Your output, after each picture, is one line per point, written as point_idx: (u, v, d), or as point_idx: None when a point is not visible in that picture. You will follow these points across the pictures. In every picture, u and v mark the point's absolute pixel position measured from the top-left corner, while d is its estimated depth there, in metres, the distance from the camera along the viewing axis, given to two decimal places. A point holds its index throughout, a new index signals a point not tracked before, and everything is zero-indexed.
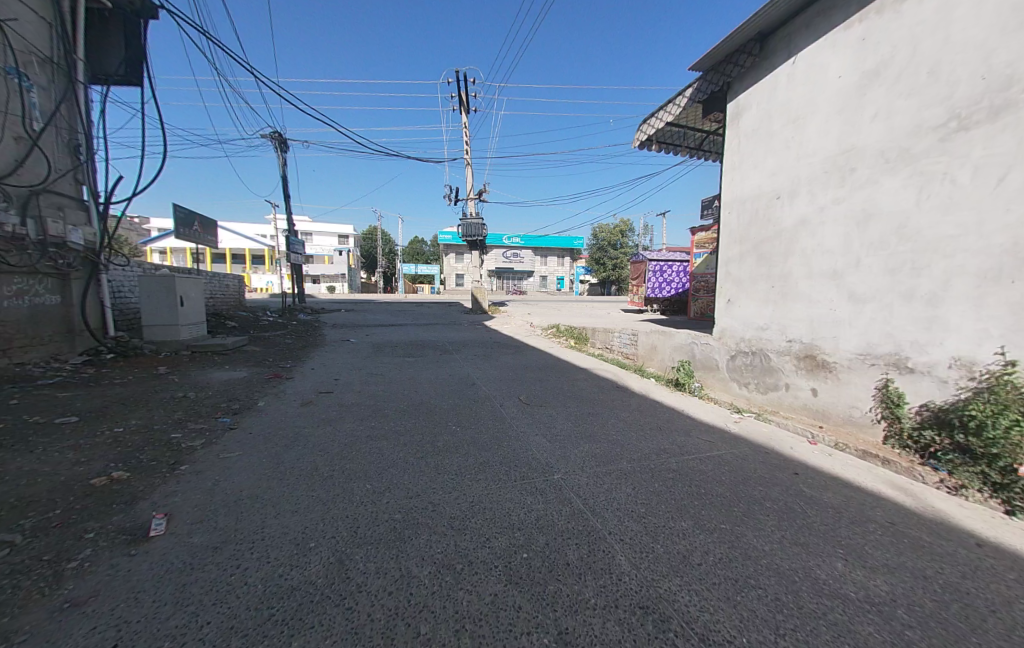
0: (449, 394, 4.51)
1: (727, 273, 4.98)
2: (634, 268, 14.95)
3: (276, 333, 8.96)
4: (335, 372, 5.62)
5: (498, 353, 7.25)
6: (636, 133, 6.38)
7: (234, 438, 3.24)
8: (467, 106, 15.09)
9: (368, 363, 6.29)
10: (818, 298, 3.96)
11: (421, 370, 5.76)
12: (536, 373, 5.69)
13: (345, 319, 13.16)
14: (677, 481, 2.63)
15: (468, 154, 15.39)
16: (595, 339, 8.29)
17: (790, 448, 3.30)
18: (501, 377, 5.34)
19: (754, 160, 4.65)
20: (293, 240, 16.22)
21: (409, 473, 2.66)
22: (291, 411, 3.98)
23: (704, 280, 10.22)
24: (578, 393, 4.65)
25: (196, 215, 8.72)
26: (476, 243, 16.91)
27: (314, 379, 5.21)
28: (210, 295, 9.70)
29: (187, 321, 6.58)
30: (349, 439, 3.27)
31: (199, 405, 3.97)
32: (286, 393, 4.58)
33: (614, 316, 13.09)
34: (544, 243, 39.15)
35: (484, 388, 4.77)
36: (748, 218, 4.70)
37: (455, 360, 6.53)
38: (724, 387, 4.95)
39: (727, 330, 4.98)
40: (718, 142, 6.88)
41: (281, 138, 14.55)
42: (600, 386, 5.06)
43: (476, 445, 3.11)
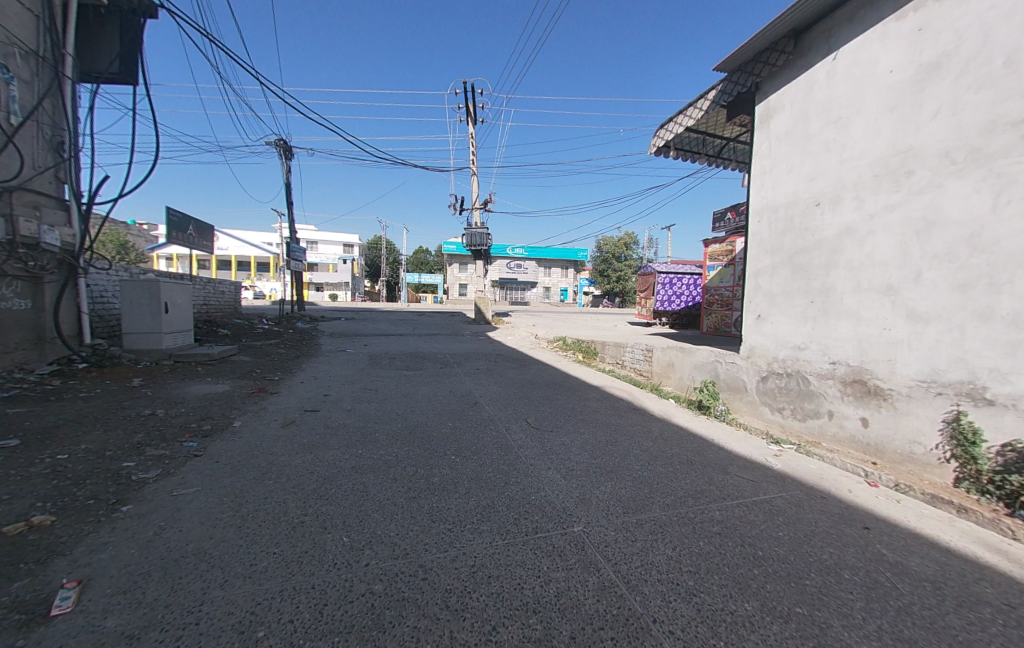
0: (449, 416, 4.04)
1: (757, 286, 4.53)
2: (642, 281, 14.52)
3: (269, 342, 8.52)
4: (325, 386, 5.16)
5: (502, 367, 6.77)
6: (653, 138, 5.98)
7: (195, 469, 2.78)
8: (474, 115, 14.89)
9: (363, 376, 5.84)
10: (869, 316, 3.49)
11: (418, 386, 5.30)
12: (544, 391, 5.21)
13: (344, 328, 12.74)
14: (725, 537, 2.14)
15: (474, 163, 15.11)
16: (605, 353, 7.82)
17: (847, 492, 2.81)
18: (505, 396, 4.87)
19: (788, 164, 4.22)
20: (294, 248, 15.92)
21: (397, 521, 2.18)
22: (269, 433, 3.52)
23: (717, 294, 9.79)
24: (592, 417, 4.16)
25: (192, 219, 8.35)
26: (480, 252, 16.55)
27: (301, 395, 4.74)
28: (202, 301, 9.32)
29: (171, 329, 6.15)
30: (330, 471, 2.80)
31: (165, 426, 3.52)
32: (268, 411, 4.12)
33: (622, 330, 12.62)
34: (548, 254, 38.89)
35: (487, 409, 4.30)
36: (782, 227, 4.26)
37: (456, 375, 6.07)
38: (754, 412, 4.47)
39: (756, 348, 4.51)
40: (738, 149, 6.48)
41: (286, 145, 14.31)
42: (615, 407, 4.58)
43: (478, 483, 2.64)
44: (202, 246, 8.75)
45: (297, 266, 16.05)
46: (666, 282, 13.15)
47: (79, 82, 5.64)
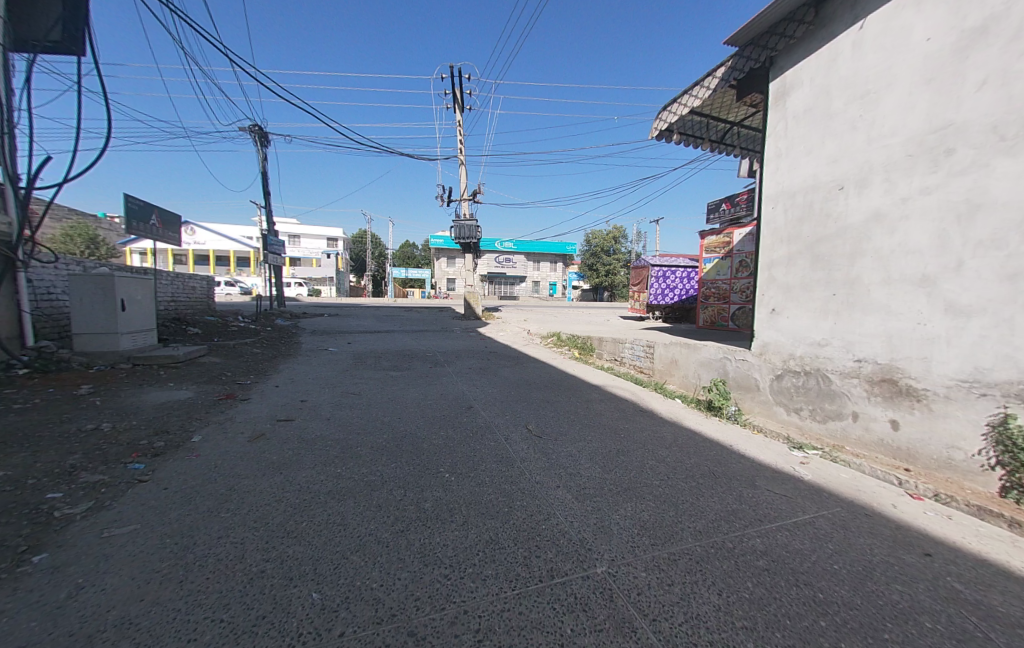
0: (441, 424, 3.64)
1: (771, 277, 4.22)
2: (635, 274, 14.23)
3: (243, 341, 7.94)
4: (302, 390, 4.70)
5: (496, 367, 6.36)
6: (655, 121, 5.61)
7: (136, 501, 2.32)
8: (461, 102, 14.29)
9: (346, 379, 5.38)
10: (900, 309, 3.19)
11: (406, 388, 4.86)
12: (543, 392, 4.84)
13: (327, 325, 12.15)
14: (776, 577, 1.79)
15: (462, 152, 14.53)
16: (602, 350, 7.50)
17: (889, 507, 2.51)
18: (501, 399, 4.47)
19: (807, 145, 3.90)
20: (272, 241, 15.13)
21: (381, 568, 1.77)
22: (234, 450, 3.07)
23: (714, 286, 9.55)
24: (598, 422, 3.81)
25: (155, 207, 7.66)
26: (469, 246, 16.05)
27: (274, 401, 4.27)
28: (170, 298, 8.67)
29: (129, 328, 5.58)
30: (304, 497, 2.38)
31: (109, 443, 3.03)
32: (235, 422, 3.65)
33: (615, 325, 12.32)
34: (536, 248, 38.46)
35: (483, 414, 3.90)
36: (800, 214, 3.94)
37: (448, 376, 5.64)
38: (768, 412, 4.17)
39: (770, 345, 4.21)
40: (742, 134, 6.16)
41: (262, 131, 13.53)
42: (620, 410, 4.24)
43: (478, 510, 2.24)
44: (168, 238, 8.08)
45: (274, 260, 15.14)
46: (659, 275, 12.89)
47: (11, 51, 4.97)
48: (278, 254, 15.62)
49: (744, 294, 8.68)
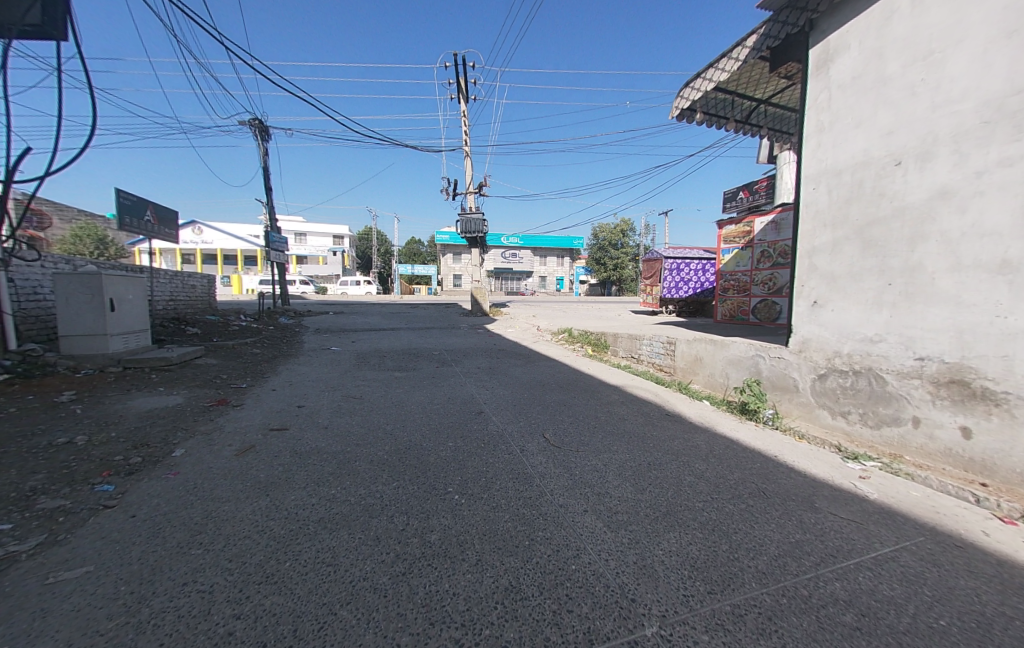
0: (449, 432, 3.29)
1: (813, 266, 3.79)
2: (646, 267, 13.77)
3: (244, 340, 7.68)
4: (300, 395, 4.38)
5: (506, 366, 5.99)
6: (676, 99, 5.16)
7: (95, 535, 2.00)
8: (466, 92, 13.84)
9: (347, 380, 5.05)
10: (972, 301, 2.75)
11: (411, 391, 4.52)
12: (558, 394, 4.48)
13: (331, 323, 11.86)
14: (872, 641, 1.41)
15: (467, 143, 14.09)
16: (617, 346, 7.11)
17: (977, 535, 2.11)
18: (514, 403, 4.11)
19: (857, 116, 3.45)
20: (275, 238, 14.86)
21: (375, 631, 1.41)
22: (218, 466, 2.75)
23: (733, 278, 9.11)
24: (622, 429, 3.44)
25: (149, 201, 7.34)
26: (476, 240, 15.67)
27: (269, 407, 3.96)
28: (170, 297, 8.43)
29: (120, 329, 5.29)
30: (291, 527, 2.05)
31: (80, 460, 2.73)
32: (225, 431, 3.34)
33: (628, 319, 11.91)
34: (542, 242, 37.94)
35: (495, 421, 3.55)
36: (848, 195, 3.50)
37: (455, 377, 5.28)
38: (810, 416, 3.77)
39: (811, 341, 3.80)
40: (768, 112, 5.70)
41: (263, 126, 13.22)
42: (644, 414, 3.87)
43: (493, 545, 1.89)
44: (162, 234, 7.78)
45: (277, 257, 14.87)
46: (673, 267, 12.42)
47: None
48: (281, 251, 15.36)
49: (766, 285, 8.27)
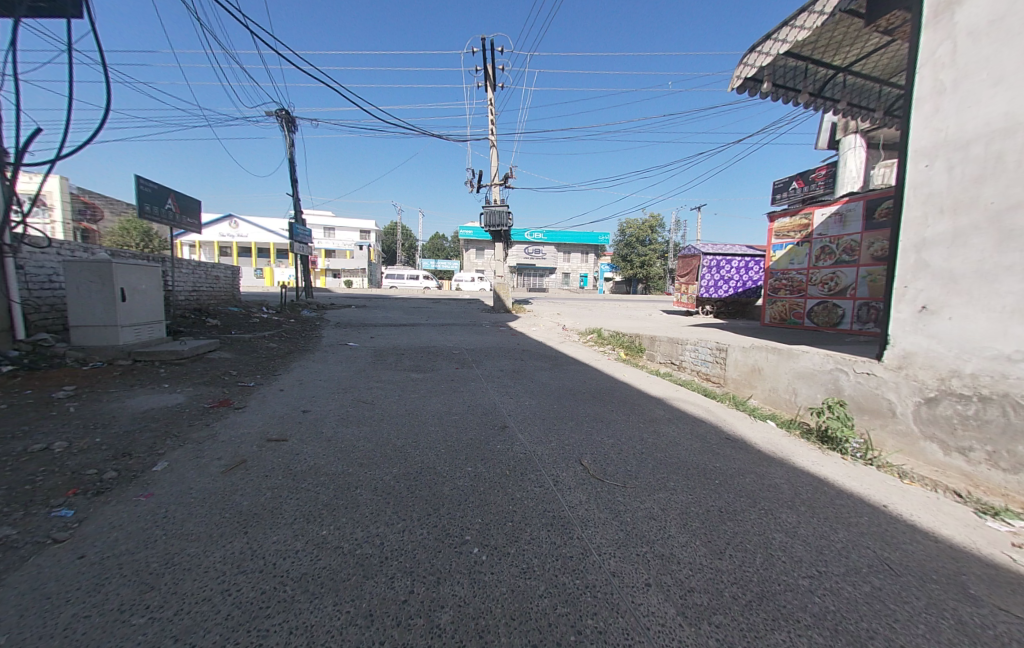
0: (469, 452, 2.79)
1: (923, 263, 3.07)
2: (681, 264, 12.87)
3: (262, 333, 7.45)
4: (309, 397, 3.99)
5: (531, 370, 5.45)
6: (738, 69, 4.46)
7: (27, 584, 1.59)
8: (494, 80, 13.28)
9: (360, 381, 4.65)
10: None
11: (426, 397, 4.06)
12: (593, 407, 3.91)
13: (352, 317, 11.63)
14: None
15: (494, 133, 13.55)
16: (654, 351, 6.46)
17: None
18: (542, 416, 3.58)
19: (996, 71, 2.70)
20: (300, 231, 14.79)
21: None
22: (200, 486, 2.33)
23: (785, 277, 8.25)
24: (675, 458, 2.85)
25: (171, 190, 7.16)
26: (501, 234, 15.13)
27: (274, 411, 3.58)
28: (192, 288, 8.31)
29: (132, 320, 5.06)
30: (264, 587, 1.59)
31: (48, 473, 2.37)
32: (218, 440, 2.95)
33: (661, 320, 11.12)
34: (568, 238, 37.03)
35: (521, 439, 3.03)
36: (978, 173, 2.76)
37: (476, 381, 4.78)
38: (911, 448, 3.07)
39: (917, 356, 3.09)
40: (845, 83, 4.93)
41: (290, 117, 13.10)
42: (701, 437, 3.25)
43: (526, 642, 1.35)
44: (184, 224, 7.62)
45: (301, 249, 14.76)
46: (712, 265, 11.54)
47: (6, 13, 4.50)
48: (306, 244, 15.29)
49: (826, 286, 7.41)
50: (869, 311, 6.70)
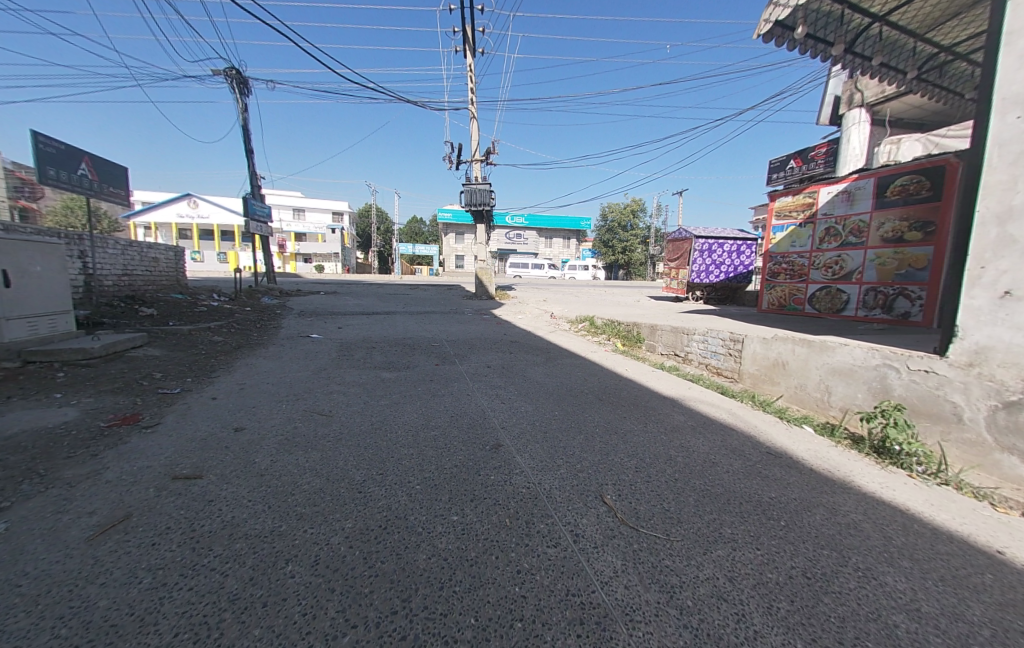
0: (453, 487, 2.07)
1: (1008, 239, 2.52)
2: (671, 248, 12.36)
3: (207, 325, 6.45)
4: (248, 407, 3.17)
5: (523, 366, 4.75)
6: (767, 9, 3.78)
7: None
8: (473, 43, 12.20)
9: (318, 383, 3.85)
10: None
11: (399, 404, 3.30)
12: (602, 412, 3.27)
13: (318, 305, 10.58)
14: None
15: (473, 103, 12.53)
16: (654, 341, 5.88)
17: None
18: (544, 428, 2.90)
19: None
20: (257, 208, 13.42)
21: None
22: (42, 567, 1.53)
23: (785, 261, 7.82)
24: (719, 484, 2.22)
25: (82, 150, 5.99)
26: (481, 214, 14.22)
27: (197, 428, 2.76)
28: (122, 271, 7.14)
29: (23, 311, 4.05)
30: None
31: None
32: (102, 479, 2.13)
33: (650, 307, 10.61)
34: (548, 221, 36.19)
35: (520, 463, 2.34)
36: None
37: (459, 382, 4.05)
38: (984, 461, 2.56)
39: (995, 352, 2.55)
40: (877, 34, 4.35)
41: (241, 77, 11.67)
42: (739, 452, 2.64)
43: None
44: (104, 194, 6.45)
45: (259, 228, 13.39)
46: (703, 248, 11.12)
47: None
48: (266, 223, 13.95)
49: (830, 270, 6.98)
50: (876, 297, 6.31)
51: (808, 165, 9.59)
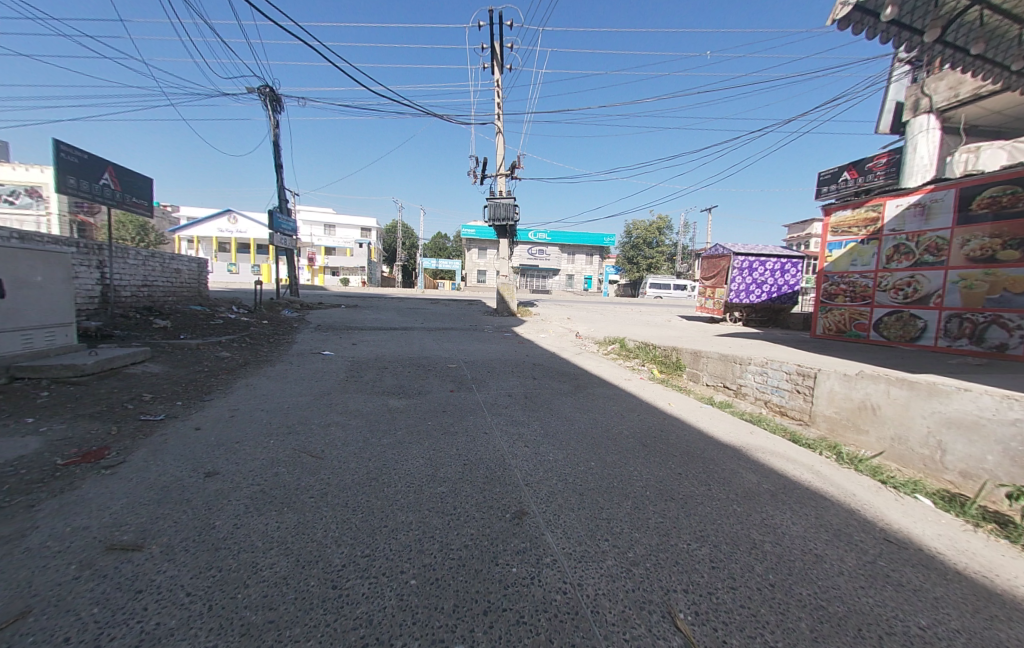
0: (462, 588, 1.49)
1: None
2: (706, 265, 11.58)
3: (218, 338, 6.17)
4: (230, 443, 2.71)
5: (548, 396, 4.17)
6: None
7: None
8: (501, 59, 12.06)
9: (317, 412, 3.40)
10: None
11: (404, 444, 2.78)
12: (650, 464, 2.64)
13: (337, 318, 10.33)
14: None
15: (500, 117, 12.32)
16: (698, 370, 5.19)
17: None
18: (580, 486, 2.31)
19: None
20: (283, 221, 13.51)
21: None
22: None
23: (845, 282, 6.99)
24: (836, 598, 1.56)
25: (104, 160, 5.93)
26: (505, 228, 13.86)
27: (162, 471, 2.31)
28: (142, 281, 7.04)
29: (18, 323, 3.81)
30: None
31: None
32: (20, 546, 1.67)
33: (686, 329, 9.85)
34: (573, 237, 35.68)
35: (554, 546, 1.75)
36: None
37: (476, 415, 3.51)
38: None
39: None
40: (977, 19, 3.68)
41: (273, 94, 11.88)
42: (846, 540, 1.97)
43: None
44: (127, 203, 6.39)
45: (284, 241, 13.44)
46: (743, 266, 10.31)
47: None
48: (292, 237, 14.02)
49: (901, 292, 6.13)
50: (962, 325, 5.43)
51: (867, 178, 8.74)
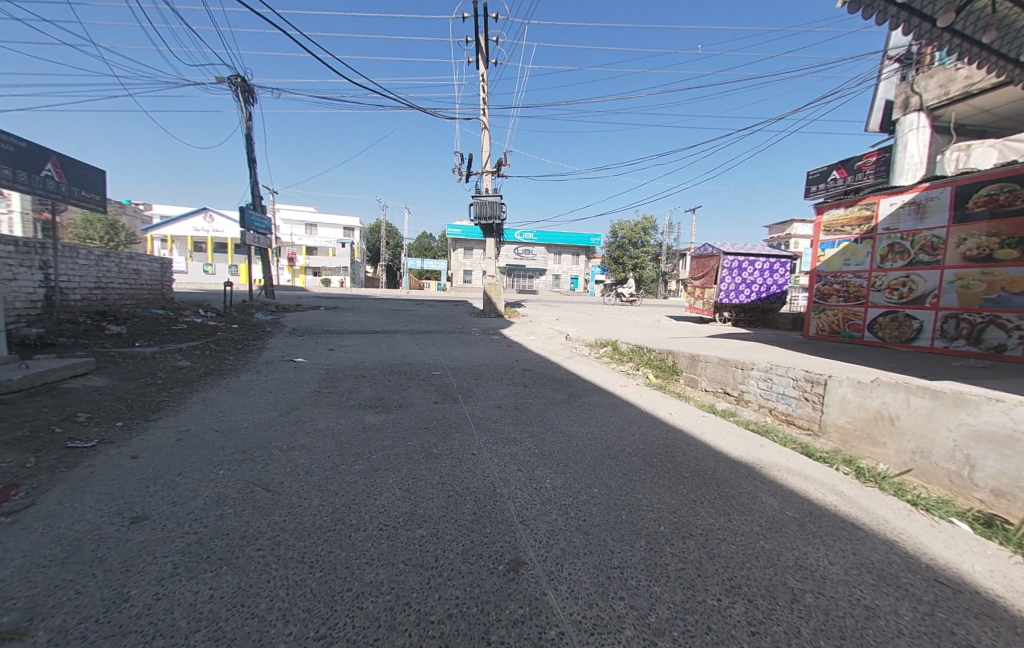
0: None
1: None
2: (695, 265, 11.44)
3: (179, 345, 5.67)
4: (171, 476, 2.29)
5: (540, 407, 3.84)
6: None
7: None
8: (486, 52, 11.67)
9: (281, 432, 2.99)
10: None
11: (378, 472, 2.41)
12: (659, 490, 2.33)
13: (314, 321, 9.82)
14: None
15: (485, 112, 11.94)
16: (696, 375, 4.94)
17: None
18: (583, 522, 1.99)
19: None
20: (257, 219, 12.87)
21: None
22: None
23: (839, 281, 6.86)
24: None
25: (46, 149, 5.33)
26: (491, 227, 13.51)
27: (77, 517, 1.89)
28: (95, 283, 6.46)
29: None
30: None
31: None
32: None
33: (676, 330, 9.67)
34: (559, 237, 35.48)
35: (558, 612, 1.42)
36: None
37: (462, 432, 3.16)
38: None
39: None
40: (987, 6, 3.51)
41: (246, 86, 11.27)
42: (895, 585, 1.69)
43: None
44: (75, 198, 5.83)
45: (259, 239, 12.80)
46: (733, 266, 10.18)
47: None
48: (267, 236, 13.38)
49: (897, 292, 6.01)
50: (959, 325, 5.32)
51: (858, 178, 8.70)
